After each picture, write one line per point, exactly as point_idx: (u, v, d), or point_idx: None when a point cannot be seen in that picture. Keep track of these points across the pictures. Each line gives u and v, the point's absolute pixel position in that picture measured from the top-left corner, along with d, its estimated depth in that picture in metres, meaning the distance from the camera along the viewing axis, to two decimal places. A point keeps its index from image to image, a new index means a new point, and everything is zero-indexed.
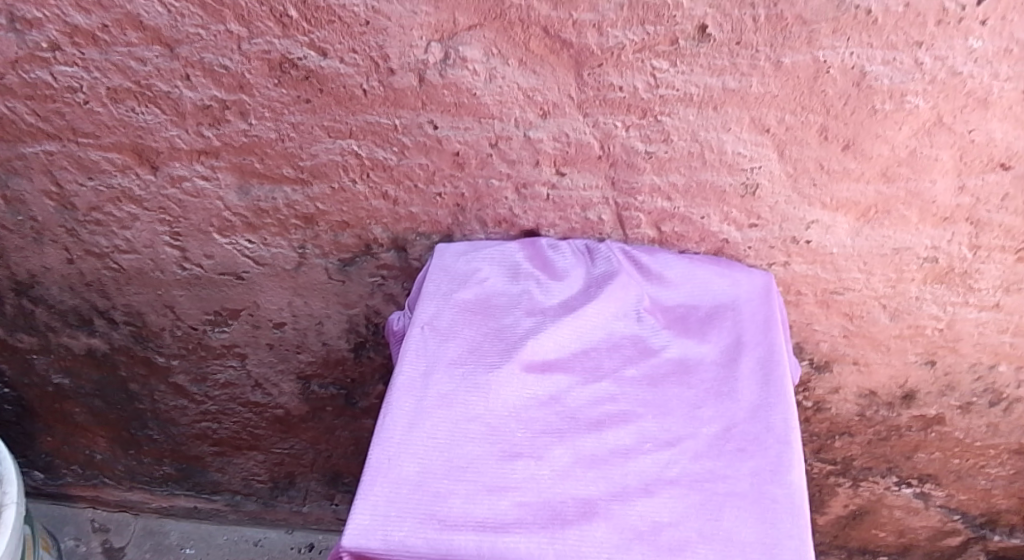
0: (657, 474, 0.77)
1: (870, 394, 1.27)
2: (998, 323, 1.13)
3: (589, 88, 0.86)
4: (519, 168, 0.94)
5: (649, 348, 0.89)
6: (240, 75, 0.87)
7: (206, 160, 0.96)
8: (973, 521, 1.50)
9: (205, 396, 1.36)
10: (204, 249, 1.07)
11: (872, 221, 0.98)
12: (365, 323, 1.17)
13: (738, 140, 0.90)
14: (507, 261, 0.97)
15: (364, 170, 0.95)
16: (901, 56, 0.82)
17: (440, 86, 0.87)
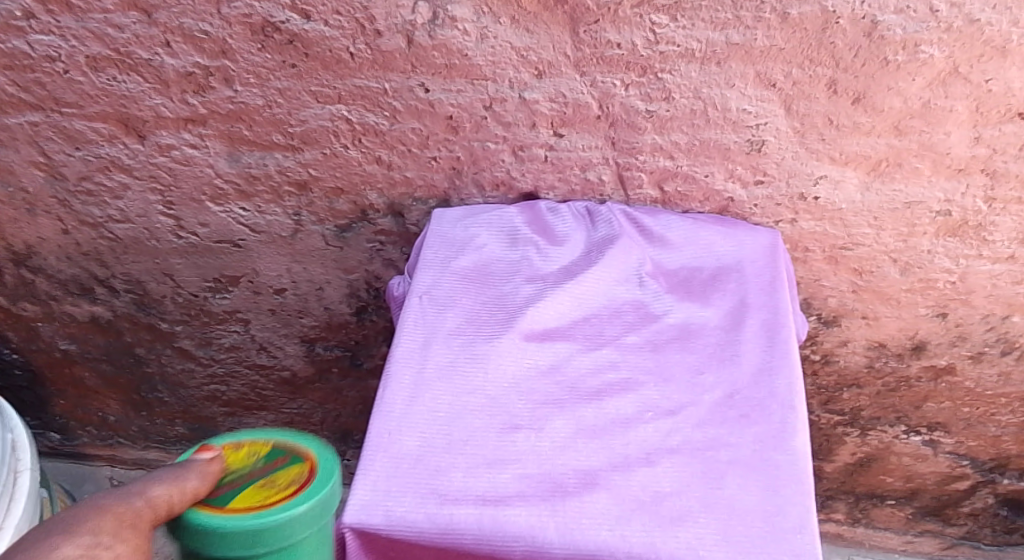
0: (658, 443, 0.76)
1: (879, 346, 1.25)
2: (1012, 275, 1.11)
3: (586, 46, 0.83)
4: (515, 130, 0.91)
5: (651, 313, 0.88)
6: (221, 41, 0.84)
7: (193, 128, 0.93)
8: (982, 466, 1.49)
9: (212, 359, 1.36)
10: (199, 218, 1.05)
11: (882, 174, 0.95)
12: (366, 287, 1.16)
13: (742, 96, 0.86)
14: (506, 225, 0.95)
15: (356, 136, 0.93)
16: (915, 3, 0.78)
17: (430, 47, 0.83)
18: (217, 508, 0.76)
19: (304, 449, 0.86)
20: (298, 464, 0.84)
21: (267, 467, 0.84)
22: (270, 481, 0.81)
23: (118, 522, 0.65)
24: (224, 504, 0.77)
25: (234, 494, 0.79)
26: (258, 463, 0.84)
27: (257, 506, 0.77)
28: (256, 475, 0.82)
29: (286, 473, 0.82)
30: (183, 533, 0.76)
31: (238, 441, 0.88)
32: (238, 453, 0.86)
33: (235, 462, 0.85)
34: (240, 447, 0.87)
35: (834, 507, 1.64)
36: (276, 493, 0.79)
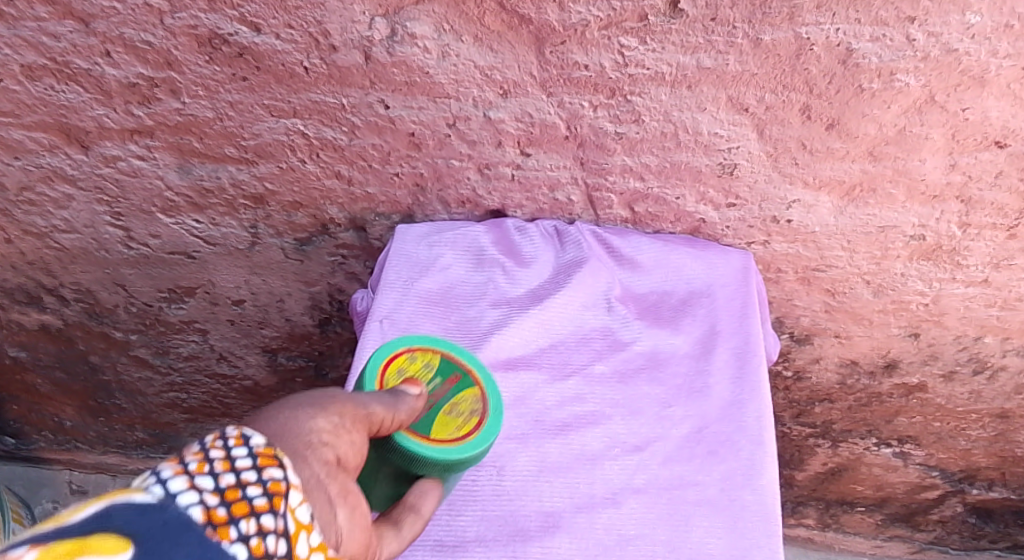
0: (622, 482, 0.74)
1: (851, 363, 1.23)
2: (986, 298, 1.09)
3: (552, 67, 0.79)
4: (481, 148, 0.88)
5: (620, 341, 0.85)
6: (166, 52, 0.79)
7: (140, 139, 0.89)
8: (951, 477, 1.48)
9: (170, 368, 1.32)
10: (150, 229, 1.01)
11: (856, 199, 0.92)
12: (329, 300, 1.12)
13: (714, 119, 0.83)
14: (471, 245, 0.91)
15: (313, 150, 0.89)
16: (892, 32, 0.75)
17: (389, 64, 0.79)
18: (422, 439, 0.63)
19: (468, 368, 0.70)
20: (466, 380, 0.69)
21: (446, 387, 0.68)
22: (456, 412, 0.66)
23: (354, 421, 0.53)
24: (424, 434, 0.64)
25: (431, 425, 0.65)
26: (437, 382, 0.68)
27: (450, 444, 0.64)
28: (438, 400, 0.67)
29: (467, 401, 0.68)
30: (382, 455, 0.63)
31: (392, 356, 0.68)
32: (403, 363, 0.68)
33: (398, 373, 0.66)
34: (414, 357, 0.69)
35: (803, 512, 1.64)
36: (466, 428, 0.66)
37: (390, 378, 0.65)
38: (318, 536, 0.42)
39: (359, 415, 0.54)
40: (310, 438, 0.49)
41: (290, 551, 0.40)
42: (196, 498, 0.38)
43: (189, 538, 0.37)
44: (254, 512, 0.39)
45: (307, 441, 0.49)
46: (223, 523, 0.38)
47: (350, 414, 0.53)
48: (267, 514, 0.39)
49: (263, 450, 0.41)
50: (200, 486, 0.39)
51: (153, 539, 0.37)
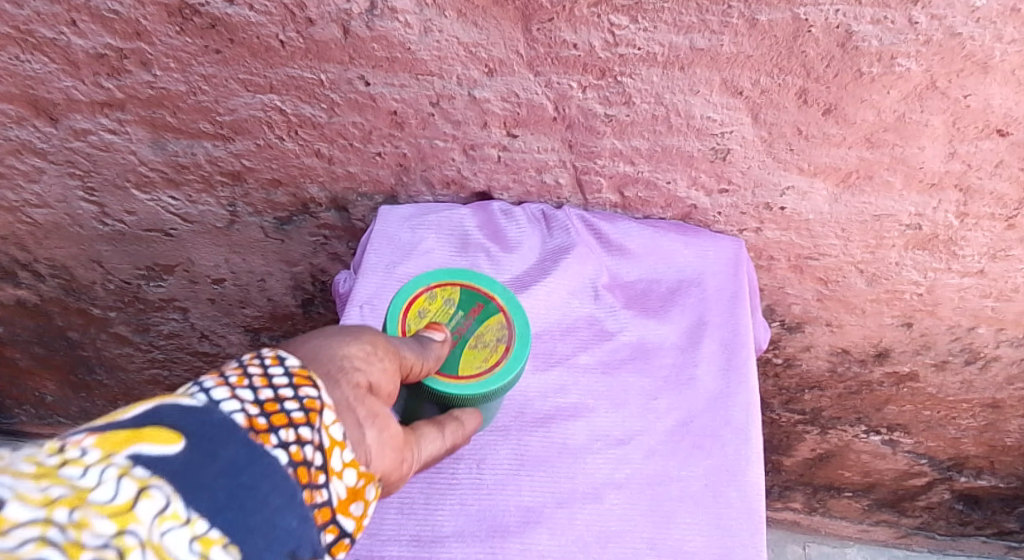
0: (605, 477, 0.72)
1: (842, 352, 1.21)
2: (981, 289, 1.06)
3: (539, 45, 0.76)
4: (465, 128, 0.85)
5: (606, 330, 0.83)
6: (135, 22, 0.76)
7: (111, 113, 0.85)
8: (939, 465, 1.47)
9: (150, 345, 1.29)
10: (124, 205, 0.98)
11: (852, 186, 0.89)
12: (311, 280, 1.10)
13: (707, 103, 0.80)
14: (455, 229, 0.88)
15: (292, 127, 0.86)
16: (893, 14, 0.72)
17: (368, 39, 0.76)
18: (451, 377, 0.69)
19: (490, 295, 0.74)
20: (490, 308, 0.74)
21: (469, 320, 0.73)
22: (481, 343, 0.71)
23: (385, 351, 0.60)
24: (452, 372, 0.69)
25: (459, 361, 0.70)
26: (460, 315, 0.73)
27: (477, 376, 0.69)
28: (462, 334, 0.72)
29: (491, 331, 0.72)
30: (417, 392, 0.70)
31: (412, 300, 0.73)
32: (424, 304, 0.73)
33: (421, 316, 0.72)
34: (434, 297, 0.74)
35: (791, 496, 1.64)
36: (491, 357, 0.71)
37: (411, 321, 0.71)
38: (349, 454, 0.53)
39: (387, 346, 0.61)
40: (344, 363, 0.57)
41: (321, 460, 0.50)
42: (241, 405, 0.48)
43: (238, 436, 0.46)
44: (291, 420, 0.49)
45: (340, 366, 0.56)
46: (267, 425, 0.48)
47: (380, 344, 0.60)
48: (304, 425, 0.50)
49: (298, 372, 0.52)
50: (243, 397, 0.48)
51: (206, 433, 0.45)
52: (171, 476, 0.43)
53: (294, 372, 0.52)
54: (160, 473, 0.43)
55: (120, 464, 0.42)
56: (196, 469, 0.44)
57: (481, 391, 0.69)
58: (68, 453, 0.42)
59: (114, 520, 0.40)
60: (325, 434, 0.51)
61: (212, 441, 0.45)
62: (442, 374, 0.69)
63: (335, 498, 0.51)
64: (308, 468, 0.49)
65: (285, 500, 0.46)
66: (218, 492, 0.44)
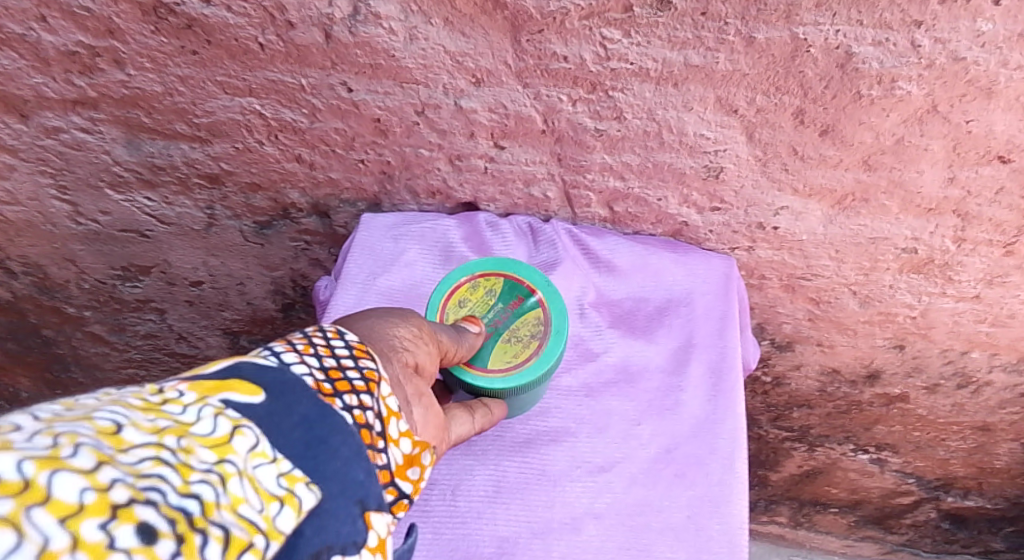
0: (583, 506, 0.70)
1: (832, 371, 1.19)
2: (976, 314, 1.04)
3: (529, 56, 0.73)
4: (452, 138, 0.82)
5: (590, 351, 0.81)
6: (107, 20, 0.73)
7: (83, 111, 0.83)
8: (927, 484, 1.45)
9: (127, 345, 1.26)
10: (98, 205, 0.95)
11: (847, 208, 0.87)
12: (292, 285, 1.07)
13: (701, 120, 0.78)
14: (440, 241, 0.86)
15: (271, 131, 0.83)
16: (895, 36, 0.69)
17: (351, 45, 0.73)
18: (482, 369, 0.72)
19: (530, 287, 0.76)
20: (528, 304, 0.75)
21: (507, 311, 0.75)
22: (517, 337, 0.74)
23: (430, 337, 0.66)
24: (485, 364, 0.72)
25: (492, 353, 0.73)
26: (499, 307, 0.76)
27: (509, 371, 0.72)
28: (498, 326, 0.74)
29: (526, 326, 0.74)
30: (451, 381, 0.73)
31: (455, 289, 0.76)
32: (467, 294, 0.76)
33: (465, 305, 0.76)
34: (476, 286, 0.77)
35: (776, 511, 1.61)
36: (524, 354, 0.73)
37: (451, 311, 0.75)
38: (403, 424, 0.58)
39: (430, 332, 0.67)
40: (394, 343, 0.62)
41: (380, 426, 0.55)
42: (309, 369, 0.53)
43: (310, 395, 0.51)
44: (353, 387, 0.54)
45: (391, 345, 0.62)
46: (333, 390, 0.53)
47: (426, 328, 0.66)
48: (364, 392, 0.55)
49: (356, 346, 0.58)
50: (311, 363, 0.54)
51: (282, 388, 0.50)
52: (258, 420, 0.47)
53: (353, 346, 0.58)
54: (248, 416, 0.47)
55: (213, 406, 0.46)
56: (278, 417, 0.48)
57: (510, 385, 0.71)
58: (167, 396, 0.46)
59: (214, 450, 0.44)
60: (382, 404, 0.56)
61: (287, 395, 0.50)
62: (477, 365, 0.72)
63: (392, 462, 0.57)
64: (369, 430, 0.54)
65: (353, 453, 0.51)
66: (298, 439, 0.48)
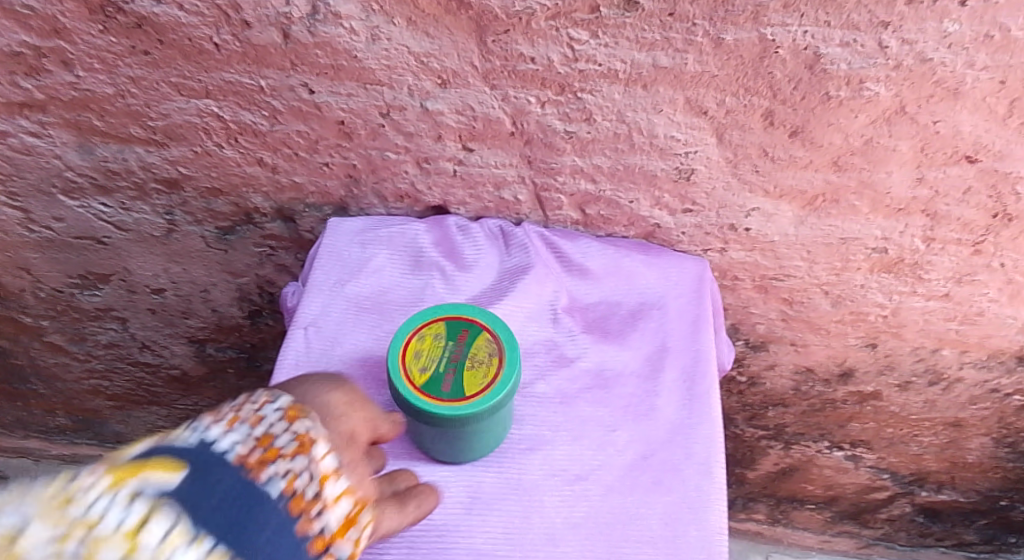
0: (559, 516, 0.69)
1: (806, 371, 1.19)
2: (946, 312, 1.04)
3: (495, 57, 0.72)
4: (418, 141, 0.80)
5: (564, 356, 0.79)
6: (53, 19, 0.70)
7: (32, 114, 0.80)
8: (901, 480, 1.46)
9: (88, 355, 1.23)
10: (52, 211, 0.92)
11: (818, 209, 0.87)
12: (258, 291, 1.04)
13: (670, 122, 0.77)
14: (409, 245, 0.84)
15: (231, 134, 0.81)
16: (863, 37, 0.69)
17: (311, 45, 0.72)
18: (455, 400, 0.66)
19: (471, 317, 0.72)
20: (476, 329, 0.71)
21: (461, 345, 0.70)
22: (478, 362, 0.69)
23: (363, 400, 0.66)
24: (457, 395, 0.66)
25: (462, 384, 0.67)
26: (450, 344, 0.70)
27: (484, 391, 0.67)
28: (458, 359, 0.69)
29: (483, 347, 0.70)
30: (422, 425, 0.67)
31: (404, 346, 0.70)
32: (416, 346, 0.70)
33: (419, 359, 0.69)
34: (423, 337, 0.70)
35: (753, 508, 1.61)
36: (492, 371, 0.68)
37: (409, 367, 0.68)
38: (340, 488, 0.58)
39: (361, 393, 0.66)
40: (326, 407, 0.62)
41: (312, 491, 0.55)
42: (236, 442, 0.54)
43: (233, 469, 0.52)
44: (285, 452, 0.55)
45: (325, 409, 0.62)
46: (262, 456, 0.54)
47: (358, 392, 0.66)
48: (290, 462, 0.55)
49: (287, 410, 0.59)
50: (238, 435, 0.55)
51: (204, 467, 0.52)
52: (171, 504, 0.49)
53: (283, 412, 0.59)
54: (164, 502, 0.49)
55: (127, 493, 0.49)
56: (196, 498, 0.50)
57: (492, 403, 0.66)
58: (81, 487, 0.49)
59: (121, 546, 0.47)
60: (317, 465, 0.57)
61: (210, 467, 0.52)
62: (451, 400, 0.66)
63: (331, 527, 0.56)
64: (301, 497, 0.54)
65: (276, 524, 0.52)
66: (216, 518, 0.50)
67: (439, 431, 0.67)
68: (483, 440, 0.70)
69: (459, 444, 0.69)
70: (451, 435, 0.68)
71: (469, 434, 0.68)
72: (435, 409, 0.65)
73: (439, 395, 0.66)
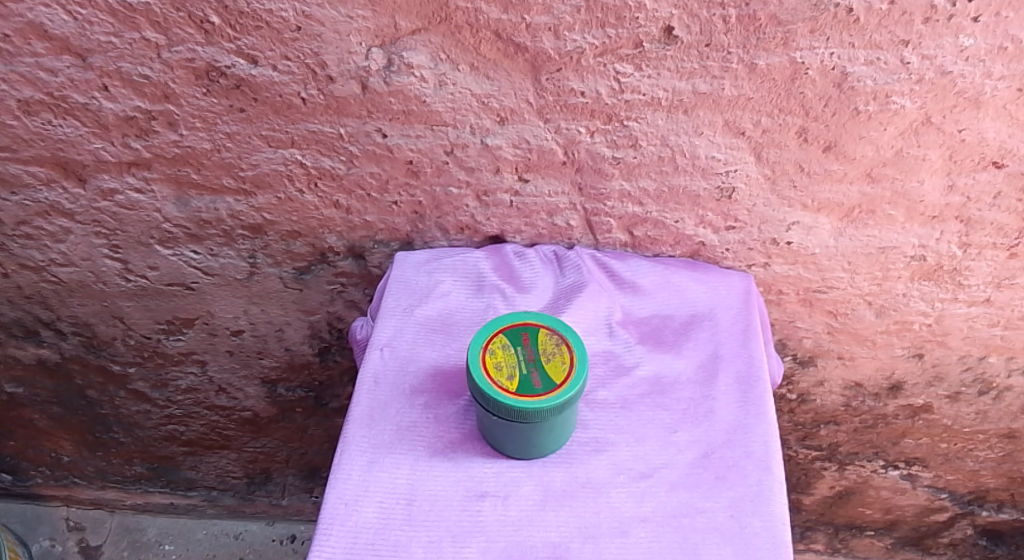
0: (628, 511, 0.73)
1: (855, 385, 1.22)
2: (989, 318, 1.07)
3: (549, 94, 0.80)
4: (479, 175, 0.88)
5: (622, 365, 0.85)
6: (163, 85, 0.81)
7: (138, 172, 0.90)
8: (960, 499, 1.45)
9: (168, 401, 1.30)
10: (147, 261, 1.02)
11: (856, 221, 0.92)
12: (328, 328, 1.11)
13: (711, 143, 0.83)
14: (471, 272, 0.91)
15: (311, 180, 0.89)
16: (886, 55, 0.75)
17: (385, 94, 0.80)
18: (548, 391, 0.72)
19: (524, 322, 0.79)
20: (533, 329, 0.78)
21: (529, 346, 0.77)
22: (551, 354, 0.76)
23: None
24: (550, 385, 0.73)
25: (549, 375, 0.74)
26: (520, 349, 0.76)
27: (569, 376, 0.74)
28: (534, 358, 0.75)
29: (547, 340, 0.78)
30: (515, 425, 0.72)
31: (484, 362, 0.75)
32: (493, 360, 0.75)
33: (501, 370, 0.74)
34: (495, 351, 0.76)
35: (812, 538, 1.61)
36: (567, 357, 0.76)
37: (498, 378, 0.73)
38: None
39: None
40: None
41: None
42: None
43: None
44: None
45: None
46: None
47: None
48: None
49: None
50: None
51: None
52: None
53: None
54: None
55: None
56: None
57: (581, 383, 0.73)
58: None
59: None
60: None
61: None
62: (547, 392, 0.72)
63: None
64: None
65: None
66: None
67: (536, 426, 0.73)
68: (564, 430, 0.76)
69: (547, 436, 0.74)
70: (545, 427, 0.73)
71: (562, 418, 0.74)
72: (541, 403, 0.71)
73: (535, 391, 0.72)
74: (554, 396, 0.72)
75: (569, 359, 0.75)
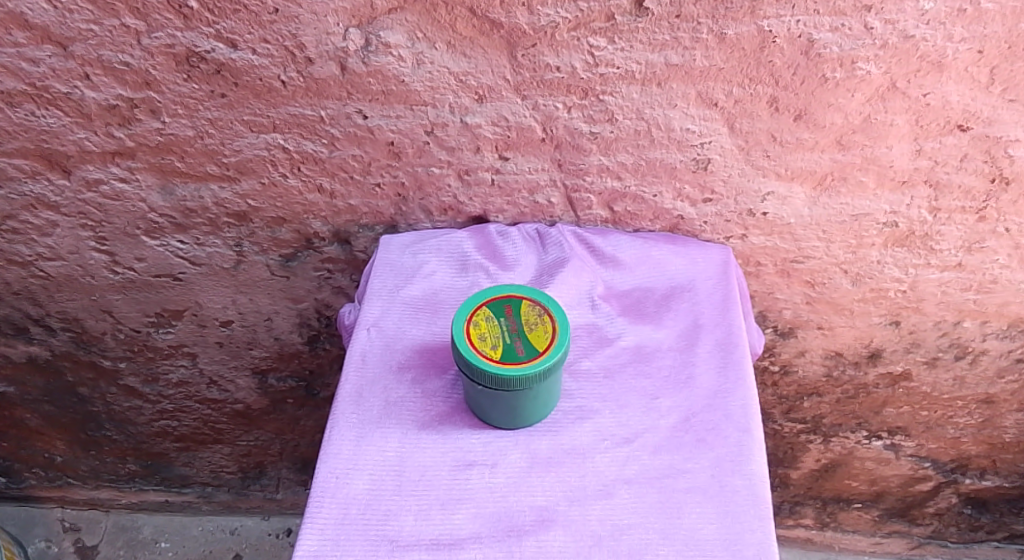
0: (613, 475, 0.75)
1: (835, 355, 1.24)
2: (961, 282, 1.10)
3: (525, 70, 0.81)
4: (460, 154, 0.89)
5: (605, 336, 0.87)
6: (145, 72, 0.82)
7: (122, 162, 0.91)
8: (943, 467, 1.48)
9: (159, 395, 1.31)
10: (135, 252, 1.03)
11: (829, 189, 0.94)
12: (317, 316, 1.13)
13: (685, 115, 0.85)
14: (455, 251, 0.92)
15: (294, 164, 0.91)
16: (850, 21, 0.77)
17: (364, 74, 0.82)
18: (533, 358, 0.74)
19: (506, 295, 0.81)
20: (516, 301, 0.80)
21: (512, 317, 0.78)
22: (534, 324, 0.78)
23: None
24: (533, 353, 0.75)
25: (532, 344, 0.76)
26: (503, 321, 0.78)
27: (552, 344, 0.76)
28: (517, 328, 0.77)
29: (529, 311, 0.79)
30: (500, 394, 0.74)
31: (469, 335, 0.76)
32: (477, 332, 0.76)
33: (485, 340, 0.76)
34: (478, 323, 0.77)
35: (801, 512, 1.64)
36: (549, 325, 0.78)
37: (483, 349, 0.75)
38: None
39: None
40: None
41: None
42: None
43: None
44: None
45: None
46: None
47: None
48: None
49: None
50: None
51: None
52: None
53: None
54: None
55: None
56: None
57: (564, 350, 0.75)
58: None
59: None
60: None
61: None
62: (531, 359, 0.74)
63: None
64: None
65: None
66: None
67: (521, 395, 0.74)
68: (548, 400, 0.78)
69: (532, 405, 0.76)
70: (529, 396, 0.75)
71: (547, 386, 0.76)
72: (525, 370, 0.73)
73: (518, 359, 0.74)
74: (538, 362, 0.74)
75: (551, 328, 0.77)
